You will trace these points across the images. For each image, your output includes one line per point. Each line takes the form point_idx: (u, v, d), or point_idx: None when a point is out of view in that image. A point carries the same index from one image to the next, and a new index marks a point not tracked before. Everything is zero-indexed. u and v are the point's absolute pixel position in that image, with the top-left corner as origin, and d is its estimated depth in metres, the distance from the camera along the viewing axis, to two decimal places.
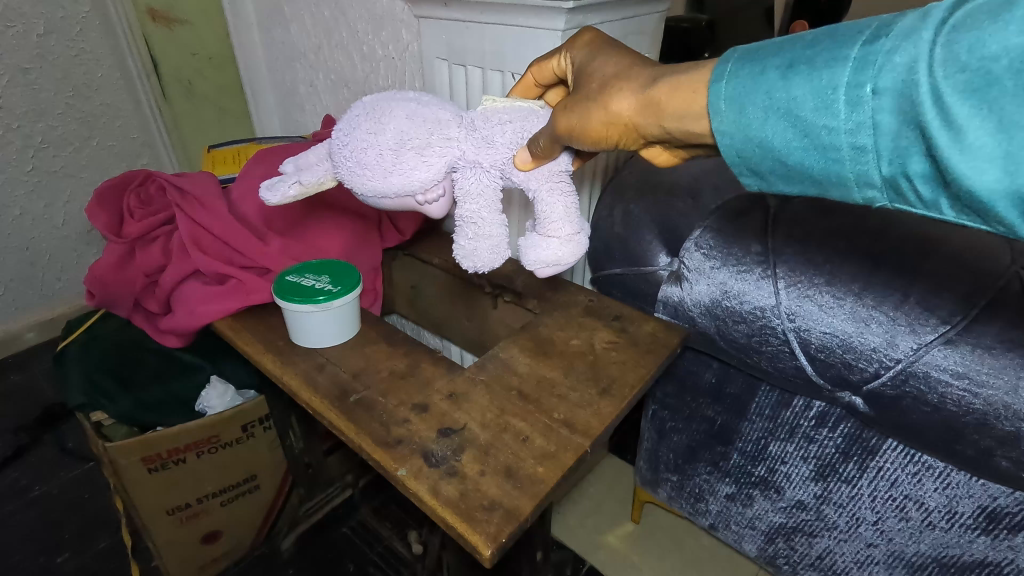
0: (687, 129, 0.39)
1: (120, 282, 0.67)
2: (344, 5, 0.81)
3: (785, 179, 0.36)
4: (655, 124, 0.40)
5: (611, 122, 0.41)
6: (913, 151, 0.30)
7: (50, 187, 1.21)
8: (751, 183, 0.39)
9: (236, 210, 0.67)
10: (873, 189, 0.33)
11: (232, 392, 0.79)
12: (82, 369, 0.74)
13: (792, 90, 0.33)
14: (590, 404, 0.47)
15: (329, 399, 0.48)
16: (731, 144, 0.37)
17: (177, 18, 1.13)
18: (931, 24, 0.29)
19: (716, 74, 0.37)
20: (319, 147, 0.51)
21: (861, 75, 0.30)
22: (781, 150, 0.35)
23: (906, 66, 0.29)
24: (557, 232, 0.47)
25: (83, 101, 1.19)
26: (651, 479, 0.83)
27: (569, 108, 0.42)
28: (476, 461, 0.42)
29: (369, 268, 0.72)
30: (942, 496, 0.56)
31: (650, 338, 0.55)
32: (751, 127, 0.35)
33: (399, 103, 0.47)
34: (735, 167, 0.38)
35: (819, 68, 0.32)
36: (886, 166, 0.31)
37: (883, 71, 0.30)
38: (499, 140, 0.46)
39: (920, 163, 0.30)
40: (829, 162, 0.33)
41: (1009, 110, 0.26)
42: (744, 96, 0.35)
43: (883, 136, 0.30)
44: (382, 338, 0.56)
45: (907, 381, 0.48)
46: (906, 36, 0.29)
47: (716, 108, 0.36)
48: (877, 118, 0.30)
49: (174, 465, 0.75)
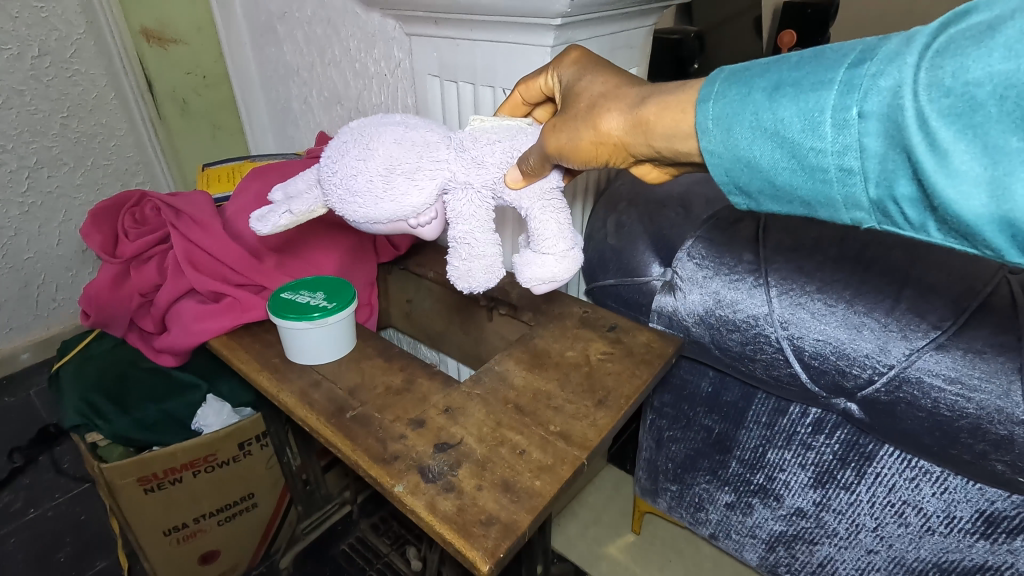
0: (674, 149, 0.40)
1: (114, 302, 0.67)
2: (336, 23, 0.82)
3: (774, 199, 0.37)
4: (644, 143, 0.41)
5: (600, 142, 0.42)
6: (900, 174, 0.30)
7: (45, 207, 1.21)
8: (740, 202, 0.39)
9: (230, 228, 0.67)
10: (861, 211, 0.33)
11: (229, 410, 0.78)
12: (78, 389, 0.74)
13: (779, 111, 0.34)
14: (586, 416, 0.47)
15: (325, 416, 0.48)
16: (720, 164, 0.37)
17: (172, 38, 1.14)
18: (915, 48, 0.29)
19: (704, 95, 0.37)
20: (307, 174, 0.52)
21: (847, 98, 0.31)
22: (769, 170, 0.35)
23: (891, 90, 0.30)
24: (552, 249, 0.47)
25: (78, 121, 1.19)
26: (651, 488, 0.83)
27: (558, 128, 0.43)
28: (473, 476, 0.42)
29: (364, 283, 0.73)
30: (940, 501, 0.56)
31: (645, 347, 0.56)
32: (738, 147, 0.36)
33: (387, 128, 0.48)
34: (724, 186, 0.38)
35: (805, 90, 0.33)
36: (873, 188, 0.32)
37: (868, 95, 0.30)
38: (490, 161, 0.46)
39: (908, 186, 0.30)
40: (817, 183, 0.34)
41: (993, 135, 0.27)
42: (732, 116, 0.36)
43: (870, 158, 0.31)
44: (377, 354, 0.56)
45: (900, 387, 0.48)
46: (891, 60, 0.30)
47: (704, 128, 0.37)
48: (862, 141, 0.31)
49: (170, 484, 0.75)
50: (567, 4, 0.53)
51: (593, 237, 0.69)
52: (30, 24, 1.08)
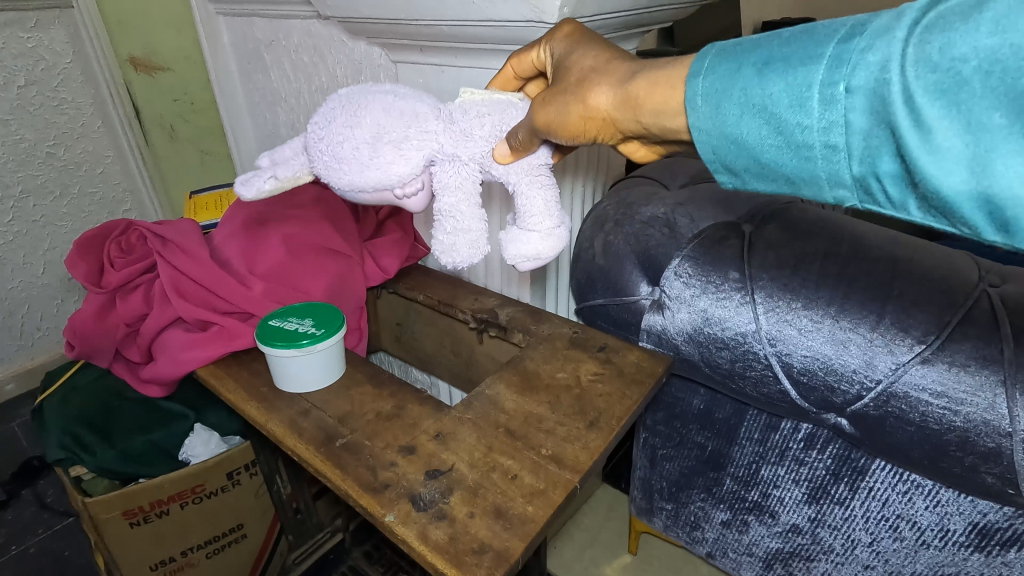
0: (663, 125, 0.42)
1: (101, 333, 0.66)
2: (323, 50, 0.83)
3: (759, 176, 0.40)
4: (632, 119, 0.42)
5: (589, 117, 0.43)
6: (883, 151, 0.33)
7: (30, 236, 1.20)
8: (727, 181, 0.42)
9: (218, 254, 0.67)
10: (844, 188, 0.36)
11: (217, 440, 0.77)
12: (61, 423, 0.72)
13: (768, 87, 0.36)
14: (578, 438, 0.47)
15: (315, 445, 0.48)
16: (708, 141, 0.40)
17: (160, 65, 1.17)
18: (904, 24, 0.31)
19: (695, 70, 0.39)
20: (294, 141, 0.51)
21: (836, 73, 0.34)
22: (755, 147, 0.38)
23: (879, 65, 0.32)
24: (539, 227, 0.48)
25: (64, 149, 1.19)
26: (646, 508, 0.82)
27: (548, 101, 0.43)
28: (465, 503, 0.41)
29: (353, 307, 0.71)
30: (933, 515, 0.56)
31: (635, 367, 0.56)
32: (727, 124, 0.38)
33: (376, 96, 0.47)
34: (712, 165, 0.41)
35: (794, 66, 0.35)
36: (857, 165, 0.35)
37: (856, 69, 0.33)
38: (478, 133, 0.47)
39: (890, 164, 0.33)
40: (803, 160, 0.36)
41: (977, 112, 0.29)
42: (720, 93, 0.38)
43: (854, 134, 0.34)
44: (367, 380, 0.55)
45: (888, 402, 0.49)
46: (880, 35, 0.32)
47: (693, 104, 0.39)
48: (848, 116, 0.33)
49: (156, 518, 0.73)
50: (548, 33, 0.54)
51: (582, 257, 0.69)
52: (16, 54, 1.08)
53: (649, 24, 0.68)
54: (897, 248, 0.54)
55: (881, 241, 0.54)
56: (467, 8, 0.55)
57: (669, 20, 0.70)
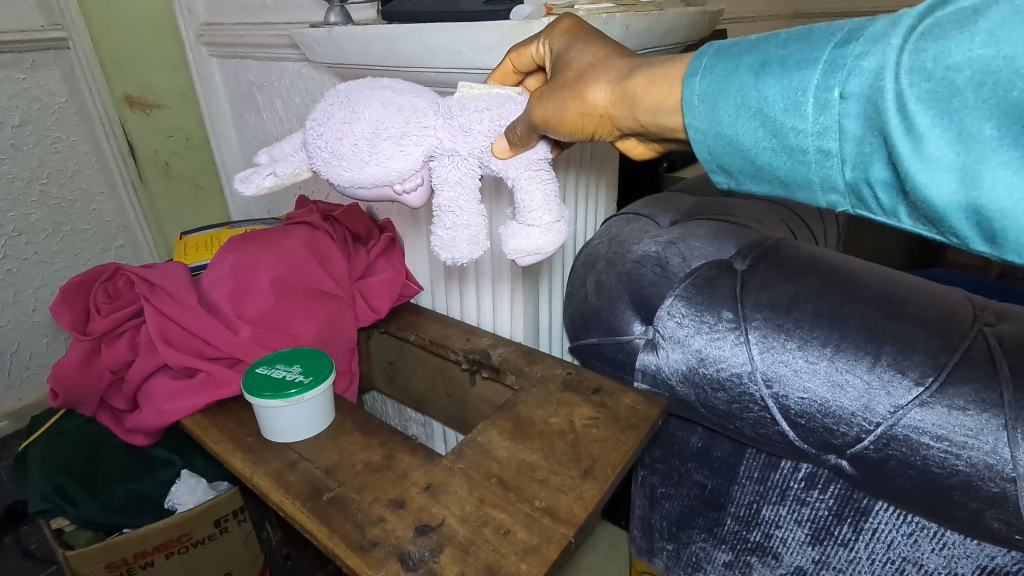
0: (660, 124, 0.42)
1: (85, 382, 0.64)
2: (314, 91, 0.83)
3: (753, 178, 0.40)
4: (630, 116, 0.42)
5: (586, 113, 0.43)
6: (875, 159, 0.33)
7: (21, 274, 1.18)
8: (721, 181, 0.42)
9: (207, 298, 0.66)
10: (836, 193, 0.36)
11: (204, 487, 0.75)
12: (44, 471, 0.71)
13: (763, 90, 0.36)
14: (572, 488, 0.46)
15: (301, 500, 0.46)
16: (704, 141, 0.40)
17: (155, 103, 1.19)
18: (900, 31, 0.31)
19: (693, 69, 0.40)
20: (294, 137, 0.50)
21: (831, 78, 0.34)
22: (751, 149, 0.38)
23: (873, 72, 0.32)
24: (537, 221, 0.47)
25: (58, 187, 1.18)
26: (646, 548, 0.79)
27: (546, 97, 0.43)
28: (455, 562, 0.40)
29: (345, 349, 0.71)
30: (941, 557, 0.54)
31: (630, 411, 0.54)
32: (722, 125, 0.38)
33: (373, 92, 0.46)
34: (707, 165, 0.41)
35: (790, 69, 0.35)
36: (850, 170, 0.34)
37: (851, 75, 0.33)
38: (477, 128, 0.46)
39: (882, 170, 0.33)
40: (796, 164, 0.37)
41: (968, 123, 0.29)
42: (717, 93, 0.38)
43: (848, 140, 0.34)
44: (357, 428, 0.54)
45: (889, 445, 0.48)
46: (876, 42, 0.32)
47: (691, 104, 0.39)
48: (842, 122, 0.34)
49: (139, 569, 0.71)
50: None
51: (574, 295, 0.69)
52: (12, 94, 1.09)
53: None
54: (891, 286, 0.53)
55: (875, 278, 0.54)
56: (455, 57, 0.56)
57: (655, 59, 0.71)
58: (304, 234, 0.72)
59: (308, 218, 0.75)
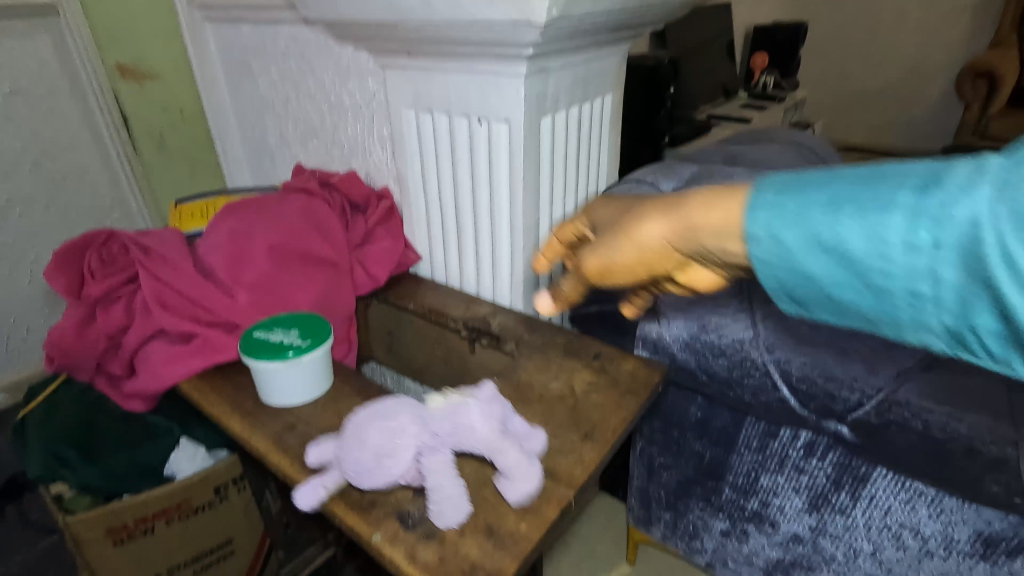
0: (725, 247, 0.33)
1: (80, 348, 0.64)
2: (310, 57, 0.81)
3: (833, 313, 0.31)
4: (689, 242, 0.34)
5: (641, 249, 0.36)
6: (982, 308, 0.26)
7: (17, 246, 1.17)
8: (790, 310, 0.33)
9: (204, 264, 0.65)
10: (933, 336, 0.28)
11: (203, 454, 0.75)
12: (42, 439, 0.71)
13: (839, 230, 0.28)
14: (572, 451, 0.46)
15: (300, 462, 0.46)
16: (773, 274, 0.31)
17: (146, 72, 1.16)
18: (992, 177, 0.25)
19: (747, 202, 0.31)
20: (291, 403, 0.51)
21: (921, 224, 0.26)
22: (833, 288, 0.29)
23: (973, 222, 0.25)
24: (521, 468, 0.41)
25: (51, 160, 1.17)
26: (645, 518, 0.80)
27: (599, 247, 0.39)
28: (455, 522, 0.40)
29: (344, 318, 0.70)
30: (938, 524, 0.55)
31: (630, 377, 0.54)
32: (793, 260, 0.30)
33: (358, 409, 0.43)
34: (776, 296, 0.32)
35: (869, 208, 0.27)
36: (951, 318, 0.27)
37: (945, 224, 0.25)
38: (440, 428, 0.41)
39: (990, 320, 0.26)
40: (884, 306, 0.28)
41: None
42: (781, 228, 0.30)
43: (948, 289, 0.26)
44: (356, 393, 0.54)
45: (890, 409, 0.47)
46: (968, 187, 0.25)
47: (754, 238, 0.31)
48: (938, 270, 0.26)
49: (141, 535, 0.71)
50: (538, 34, 0.53)
51: None
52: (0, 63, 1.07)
53: (642, 25, 0.67)
54: None
55: None
56: (455, 12, 0.54)
57: (661, 21, 0.69)
58: (302, 201, 0.72)
59: (306, 185, 0.75)
